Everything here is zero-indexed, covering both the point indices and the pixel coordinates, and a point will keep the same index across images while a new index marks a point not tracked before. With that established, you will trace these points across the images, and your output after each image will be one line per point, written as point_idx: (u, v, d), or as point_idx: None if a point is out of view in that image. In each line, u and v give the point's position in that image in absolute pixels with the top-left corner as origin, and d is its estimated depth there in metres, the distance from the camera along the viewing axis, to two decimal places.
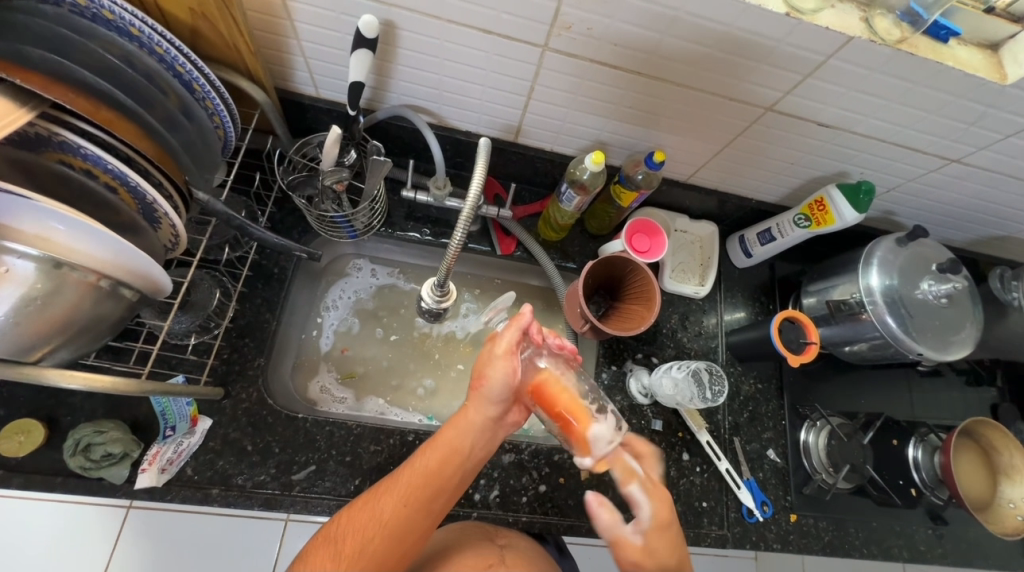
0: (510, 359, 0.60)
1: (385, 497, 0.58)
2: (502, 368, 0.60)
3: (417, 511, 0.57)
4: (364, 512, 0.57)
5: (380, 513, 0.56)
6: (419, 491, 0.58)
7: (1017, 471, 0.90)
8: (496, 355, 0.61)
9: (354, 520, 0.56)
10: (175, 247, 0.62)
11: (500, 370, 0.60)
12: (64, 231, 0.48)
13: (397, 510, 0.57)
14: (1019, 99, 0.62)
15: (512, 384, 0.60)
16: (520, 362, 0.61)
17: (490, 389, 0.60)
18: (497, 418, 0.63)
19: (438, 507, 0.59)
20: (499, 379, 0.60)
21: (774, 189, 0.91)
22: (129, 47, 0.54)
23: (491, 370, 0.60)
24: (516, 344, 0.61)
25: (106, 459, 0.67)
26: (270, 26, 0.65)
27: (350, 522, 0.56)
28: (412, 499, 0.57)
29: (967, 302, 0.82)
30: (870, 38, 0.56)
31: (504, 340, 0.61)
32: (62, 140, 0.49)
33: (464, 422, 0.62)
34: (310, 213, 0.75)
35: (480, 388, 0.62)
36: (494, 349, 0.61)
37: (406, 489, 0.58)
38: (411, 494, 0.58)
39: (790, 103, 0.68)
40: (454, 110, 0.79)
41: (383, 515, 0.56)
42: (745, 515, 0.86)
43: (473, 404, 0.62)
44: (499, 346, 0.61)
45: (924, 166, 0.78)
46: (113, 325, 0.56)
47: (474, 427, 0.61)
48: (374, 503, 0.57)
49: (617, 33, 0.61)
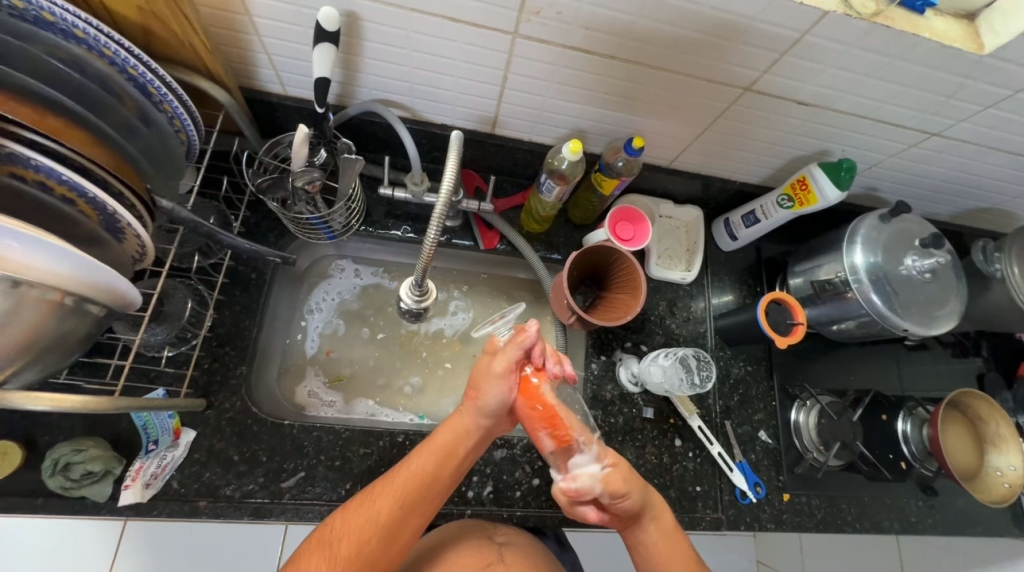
0: (509, 376, 0.61)
1: (381, 499, 0.57)
2: (499, 385, 0.60)
3: (412, 513, 0.58)
4: (358, 513, 0.56)
5: (375, 515, 0.56)
6: (414, 492, 0.58)
7: (1004, 440, 0.91)
8: (496, 371, 0.61)
9: (349, 523, 0.55)
10: (143, 259, 0.60)
11: (496, 387, 0.60)
12: (18, 248, 0.45)
13: (393, 511, 0.57)
14: (997, 69, 0.61)
15: (508, 400, 0.61)
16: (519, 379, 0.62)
17: (489, 401, 0.61)
18: (490, 425, 0.63)
19: (430, 508, 0.60)
20: (500, 396, 0.60)
21: (756, 169, 0.90)
22: (76, 50, 0.51)
23: (489, 384, 0.61)
24: (517, 361, 0.61)
25: (87, 477, 0.65)
26: (228, 22, 0.62)
27: (344, 524, 0.55)
28: (407, 500, 0.58)
29: (951, 276, 0.82)
30: (845, 12, 0.55)
31: (505, 355, 0.61)
32: (10, 152, 0.46)
33: (457, 426, 0.63)
34: (283, 216, 0.73)
35: (476, 398, 0.63)
36: (492, 364, 0.61)
37: (402, 490, 0.58)
38: (406, 495, 0.58)
39: (768, 82, 0.67)
40: (427, 103, 0.77)
41: (379, 518, 0.56)
42: (739, 497, 0.87)
43: (468, 409, 0.63)
44: (497, 364, 0.61)
45: (905, 141, 0.77)
46: (81, 340, 0.55)
47: (469, 430, 0.63)
48: (369, 505, 0.57)
49: (588, 16, 0.59)
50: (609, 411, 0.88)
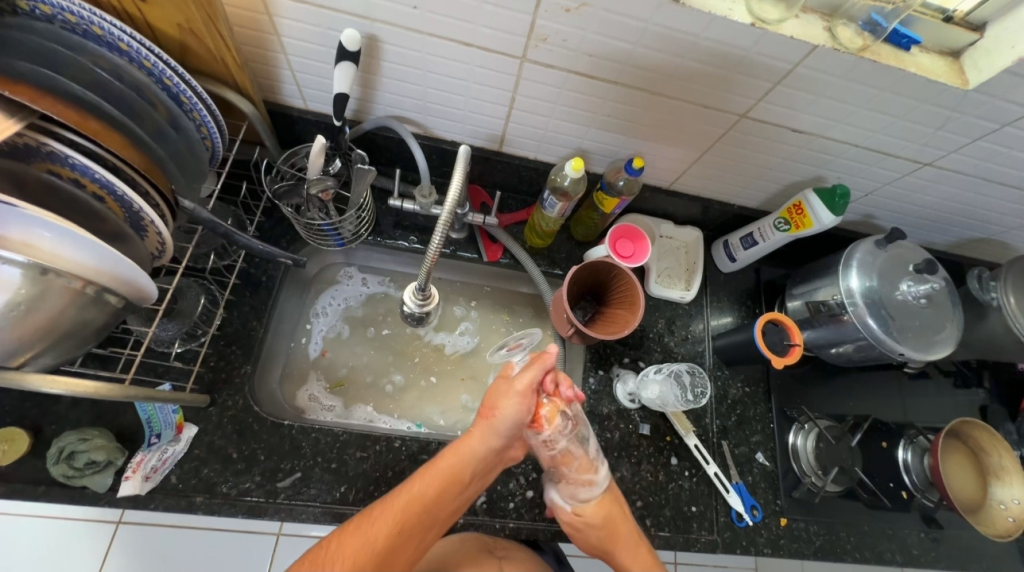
0: (525, 396, 0.63)
1: (380, 521, 0.57)
2: (516, 404, 0.63)
3: (408, 540, 0.58)
4: (353, 539, 0.56)
5: (372, 539, 0.56)
6: (414, 517, 0.58)
7: (1007, 472, 0.90)
8: (513, 389, 0.63)
9: (346, 547, 0.55)
10: (162, 255, 0.63)
11: (515, 404, 0.63)
12: (50, 238, 0.49)
13: (390, 536, 0.56)
14: (984, 103, 0.64)
15: (521, 421, 0.63)
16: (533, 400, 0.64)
17: (502, 421, 0.62)
18: (498, 450, 0.64)
19: (429, 532, 0.60)
20: (513, 412, 0.62)
21: (755, 193, 0.93)
22: (119, 61, 0.56)
23: (506, 404, 0.63)
24: (534, 383, 0.64)
25: (89, 467, 0.66)
26: (259, 41, 0.67)
27: (340, 548, 0.55)
28: (406, 524, 0.57)
29: (947, 303, 0.83)
30: (833, 47, 0.59)
31: (521, 380, 0.63)
32: (50, 150, 0.50)
33: (466, 448, 0.62)
34: (297, 221, 0.76)
35: (488, 418, 0.64)
36: (513, 382, 0.64)
37: (401, 515, 0.57)
38: (404, 519, 0.57)
39: (764, 109, 0.70)
40: (439, 120, 0.81)
41: (375, 542, 0.56)
42: (735, 520, 0.86)
43: (477, 432, 0.63)
44: (517, 383, 0.63)
45: (898, 170, 0.80)
46: (99, 331, 0.57)
47: (475, 454, 0.62)
48: (367, 527, 0.57)
49: (591, 44, 0.63)
50: (606, 426, 0.88)
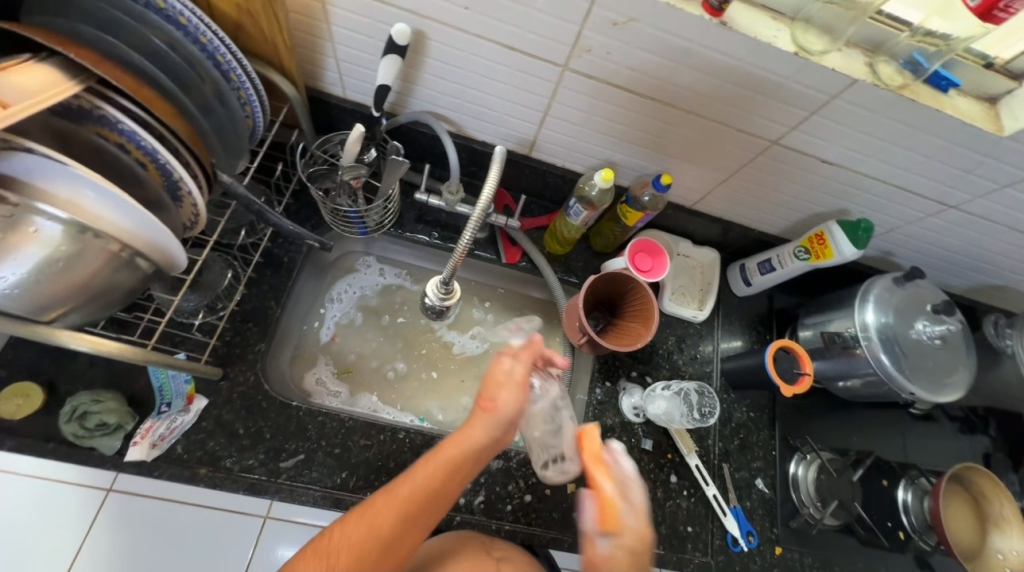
0: (523, 385, 0.60)
1: (383, 509, 0.55)
2: (515, 394, 0.59)
3: (412, 525, 0.56)
4: (355, 525, 0.55)
5: (376, 528, 0.54)
6: (416, 507, 0.56)
7: (1007, 521, 0.90)
8: (513, 380, 0.60)
9: (349, 536, 0.54)
10: (193, 227, 0.64)
11: (515, 395, 0.59)
12: (93, 198, 0.50)
13: (395, 524, 0.55)
14: (1016, 151, 0.64)
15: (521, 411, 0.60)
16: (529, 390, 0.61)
17: (504, 412, 0.59)
18: (499, 438, 0.61)
19: (433, 516, 0.58)
20: (512, 404, 0.59)
21: (776, 221, 0.93)
22: (175, 33, 0.56)
23: (504, 394, 0.59)
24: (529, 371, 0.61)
25: (99, 429, 0.67)
26: (309, 27, 0.68)
27: (343, 535, 0.54)
28: (411, 515, 0.56)
29: (961, 346, 0.83)
30: (873, 82, 0.59)
31: (518, 375, 0.60)
32: (102, 114, 0.52)
33: (466, 440, 0.58)
34: (325, 206, 0.78)
35: (488, 409, 0.60)
36: (509, 372, 0.60)
37: (405, 505, 0.56)
38: (408, 508, 0.56)
39: (795, 138, 0.71)
40: (473, 120, 0.83)
41: (380, 530, 0.55)
42: (730, 544, 0.85)
43: (479, 420, 0.59)
44: (517, 373, 0.60)
45: (923, 210, 0.80)
46: (126, 295, 0.59)
47: (477, 445, 0.59)
48: (369, 516, 0.55)
49: (634, 59, 0.64)
50: (609, 437, 0.88)
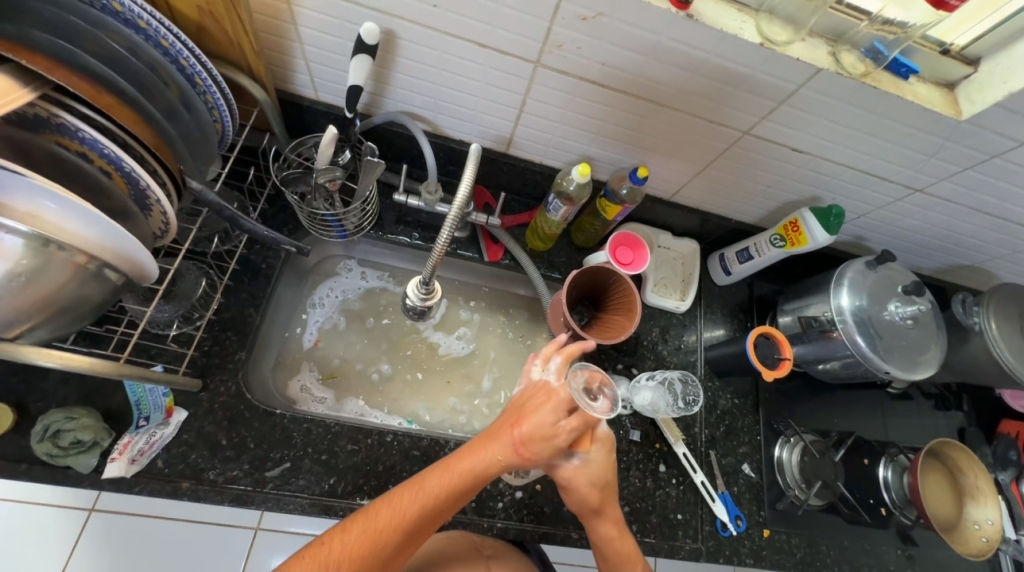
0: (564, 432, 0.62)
1: (389, 519, 0.55)
2: (554, 441, 0.62)
3: (414, 537, 0.57)
4: (359, 537, 0.54)
5: (380, 538, 0.54)
6: (424, 518, 0.57)
7: (982, 493, 0.93)
8: (554, 433, 0.62)
9: (352, 545, 0.53)
10: (164, 235, 0.63)
11: (552, 443, 0.61)
12: (55, 209, 0.48)
13: (399, 536, 0.55)
14: (975, 134, 0.67)
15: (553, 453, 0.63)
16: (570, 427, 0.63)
17: (539, 454, 0.61)
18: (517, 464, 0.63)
19: (431, 527, 0.59)
20: (549, 450, 0.62)
21: (752, 210, 0.95)
22: (136, 38, 0.56)
23: (540, 428, 0.61)
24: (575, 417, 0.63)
25: (74, 447, 0.65)
26: (276, 29, 0.67)
27: (344, 545, 0.53)
28: (415, 526, 0.57)
29: (932, 325, 0.86)
30: (837, 71, 0.61)
31: (563, 432, 0.62)
32: (60, 122, 0.51)
33: (487, 457, 0.61)
34: (301, 210, 0.77)
35: (519, 438, 0.61)
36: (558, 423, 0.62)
37: (413, 516, 0.56)
38: (414, 521, 0.56)
39: (766, 127, 0.72)
40: (449, 119, 0.82)
41: (384, 541, 0.54)
42: (719, 528, 0.87)
43: (507, 443, 0.61)
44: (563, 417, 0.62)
45: (891, 194, 0.82)
46: (95, 308, 0.57)
47: (495, 464, 0.61)
48: (373, 524, 0.55)
49: (604, 54, 0.65)
50: None
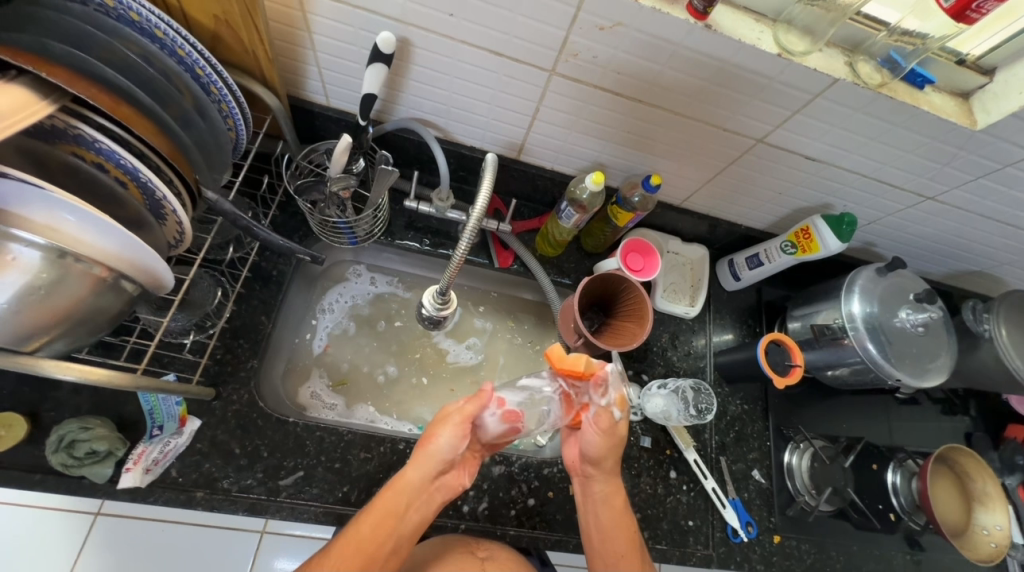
0: (461, 426, 0.64)
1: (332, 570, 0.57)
2: (450, 433, 0.64)
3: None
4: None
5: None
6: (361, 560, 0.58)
7: (990, 498, 0.93)
8: (454, 421, 0.64)
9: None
10: (178, 245, 0.62)
11: (450, 432, 0.64)
12: (73, 221, 0.48)
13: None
14: (989, 144, 0.67)
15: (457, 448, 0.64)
16: (581, 398, 0.71)
17: (438, 447, 0.63)
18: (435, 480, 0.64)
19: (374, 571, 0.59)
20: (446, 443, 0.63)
21: (762, 216, 0.95)
22: (151, 47, 0.55)
23: (442, 431, 0.64)
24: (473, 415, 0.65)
25: (89, 457, 0.65)
26: (290, 36, 0.67)
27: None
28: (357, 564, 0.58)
29: (942, 332, 0.86)
30: (853, 80, 0.61)
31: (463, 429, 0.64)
32: (77, 133, 0.50)
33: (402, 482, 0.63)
34: (313, 217, 0.77)
35: (426, 444, 0.64)
36: (453, 413, 0.65)
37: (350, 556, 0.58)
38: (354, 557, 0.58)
39: (780, 136, 0.72)
40: (459, 125, 0.82)
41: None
42: (730, 535, 0.87)
43: (416, 464, 0.63)
44: (455, 412, 0.65)
45: (902, 201, 0.83)
46: (112, 319, 0.56)
47: (414, 489, 0.62)
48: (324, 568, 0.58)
49: (620, 62, 0.64)
50: None
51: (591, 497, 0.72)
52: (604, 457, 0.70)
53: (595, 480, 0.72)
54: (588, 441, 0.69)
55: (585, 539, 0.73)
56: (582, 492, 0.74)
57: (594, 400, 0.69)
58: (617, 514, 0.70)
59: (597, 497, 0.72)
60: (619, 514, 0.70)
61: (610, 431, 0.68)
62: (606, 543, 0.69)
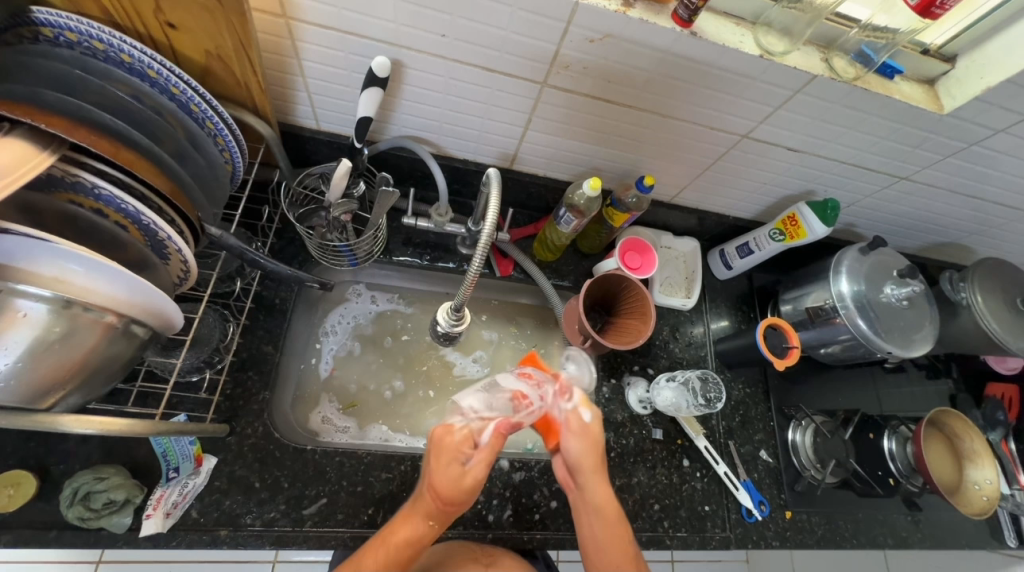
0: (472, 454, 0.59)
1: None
2: (462, 465, 0.59)
3: None
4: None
5: None
6: None
7: (978, 455, 0.99)
8: (459, 448, 0.59)
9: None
10: (184, 282, 0.61)
11: (463, 464, 0.59)
12: (81, 271, 0.47)
13: None
14: (957, 126, 0.71)
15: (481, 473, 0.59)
16: (555, 406, 0.66)
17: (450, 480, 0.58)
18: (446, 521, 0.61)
19: None
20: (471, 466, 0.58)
21: (749, 206, 0.99)
22: (142, 86, 0.55)
23: (447, 464, 0.59)
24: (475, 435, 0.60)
25: (107, 507, 0.63)
26: (280, 64, 0.67)
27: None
28: None
29: (924, 304, 0.91)
30: (831, 76, 0.64)
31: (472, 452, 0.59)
32: (76, 180, 0.50)
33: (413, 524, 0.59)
34: (314, 242, 0.76)
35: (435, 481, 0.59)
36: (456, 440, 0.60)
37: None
38: None
39: (764, 131, 0.75)
40: (453, 140, 0.83)
41: None
42: (745, 515, 0.90)
43: (425, 503, 0.59)
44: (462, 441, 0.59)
45: (879, 183, 0.87)
46: (124, 365, 0.55)
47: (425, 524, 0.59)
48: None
49: (609, 71, 0.66)
50: (621, 432, 0.91)
51: (584, 507, 0.67)
52: (584, 464, 0.64)
53: (586, 490, 0.65)
54: (568, 452, 0.65)
55: (583, 551, 0.67)
56: (575, 502, 0.68)
57: (561, 408, 0.65)
58: (613, 523, 0.64)
59: (590, 507, 0.66)
60: (614, 526, 0.64)
61: (585, 436, 0.64)
62: (601, 555, 0.64)
